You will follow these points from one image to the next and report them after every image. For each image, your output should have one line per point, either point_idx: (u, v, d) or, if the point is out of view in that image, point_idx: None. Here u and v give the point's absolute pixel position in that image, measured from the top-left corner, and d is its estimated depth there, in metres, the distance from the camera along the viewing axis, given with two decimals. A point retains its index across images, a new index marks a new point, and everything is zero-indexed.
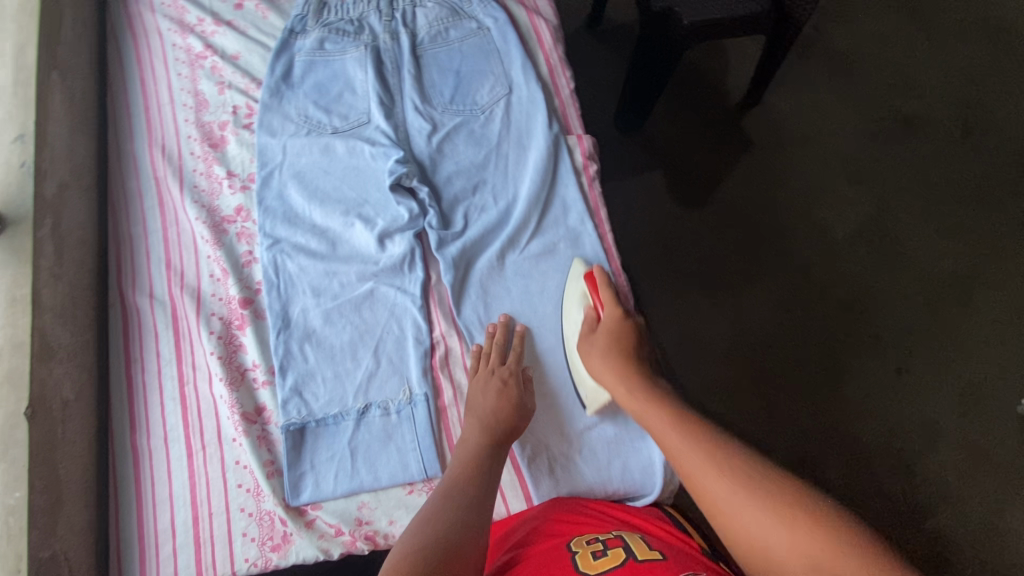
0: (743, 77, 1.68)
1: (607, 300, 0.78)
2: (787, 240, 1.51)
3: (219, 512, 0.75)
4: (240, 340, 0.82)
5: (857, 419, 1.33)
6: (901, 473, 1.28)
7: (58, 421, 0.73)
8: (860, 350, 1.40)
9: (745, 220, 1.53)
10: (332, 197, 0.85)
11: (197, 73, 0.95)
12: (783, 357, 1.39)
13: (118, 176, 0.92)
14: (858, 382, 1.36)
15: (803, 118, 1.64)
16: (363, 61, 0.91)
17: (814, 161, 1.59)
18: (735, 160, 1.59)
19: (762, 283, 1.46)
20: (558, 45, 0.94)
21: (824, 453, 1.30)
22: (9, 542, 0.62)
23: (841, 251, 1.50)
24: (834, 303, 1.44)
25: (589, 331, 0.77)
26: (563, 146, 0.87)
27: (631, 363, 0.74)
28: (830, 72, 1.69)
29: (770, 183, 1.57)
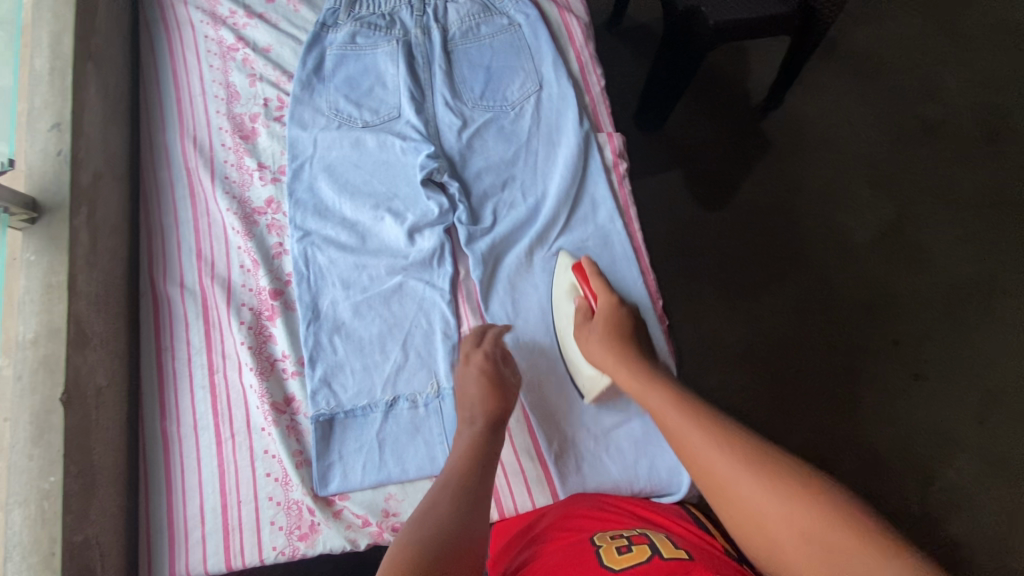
0: (764, 78, 1.66)
1: (599, 289, 0.77)
2: (806, 243, 1.50)
3: (247, 501, 0.76)
4: (270, 331, 0.83)
5: (876, 424, 1.32)
6: (917, 479, 1.27)
7: (91, 407, 0.74)
8: (878, 355, 1.39)
9: (763, 222, 1.53)
10: (362, 191, 0.86)
11: (228, 65, 0.95)
12: (801, 360, 1.38)
13: (149, 165, 0.93)
14: (876, 387, 1.36)
15: (825, 120, 1.63)
16: (395, 56, 0.91)
17: (834, 164, 1.58)
18: (754, 162, 1.59)
19: (779, 286, 1.46)
20: (589, 43, 0.94)
21: (839, 457, 1.29)
22: (44, 526, 0.65)
23: (860, 255, 1.49)
24: (852, 307, 1.43)
25: (584, 320, 0.76)
26: (593, 144, 0.87)
27: (627, 344, 0.72)
28: (853, 75, 1.68)
29: (790, 185, 1.56)
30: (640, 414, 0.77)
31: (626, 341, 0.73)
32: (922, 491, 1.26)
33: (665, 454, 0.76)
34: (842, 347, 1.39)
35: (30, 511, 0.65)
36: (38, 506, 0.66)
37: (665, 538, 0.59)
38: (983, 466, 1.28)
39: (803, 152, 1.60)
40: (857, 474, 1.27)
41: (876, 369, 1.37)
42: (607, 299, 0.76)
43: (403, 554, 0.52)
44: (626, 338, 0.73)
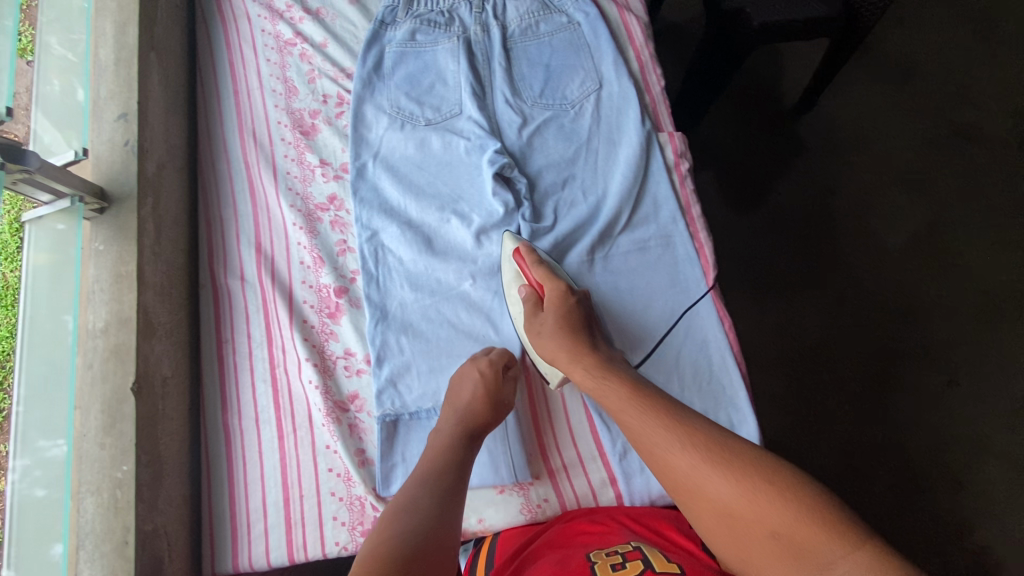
0: (798, 83, 1.65)
1: (544, 278, 0.77)
2: (838, 250, 1.49)
3: (310, 495, 0.77)
4: (332, 328, 0.83)
5: (912, 431, 1.31)
6: (948, 485, 1.26)
7: (158, 398, 0.75)
8: (910, 364, 1.38)
9: (795, 226, 1.51)
10: (427, 192, 0.88)
11: (286, 60, 0.96)
12: (834, 365, 1.38)
13: (208, 159, 0.94)
14: (908, 395, 1.34)
15: (858, 125, 1.61)
16: (456, 53, 0.91)
17: (865, 169, 1.57)
18: (787, 165, 1.57)
19: (811, 292, 1.45)
20: (648, 42, 0.93)
21: (872, 463, 1.28)
22: (117, 515, 0.66)
23: (893, 261, 1.48)
24: (884, 316, 1.42)
25: (535, 311, 0.77)
26: (655, 143, 0.87)
27: (580, 333, 0.73)
28: (886, 80, 1.66)
29: (823, 190, 1.55)
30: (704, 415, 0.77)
31: (579, 330, 0.74)
32: (951, 500, 1.25)
33: None
34: (874, 356, 1.38)
35: (103, 499, 0.66)
36: (111, 495, 0.66)
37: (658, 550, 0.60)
38: (1018, 474, 1.26)
39: (838, 158, 1.58)
40: (888, 481, 1.27)
41: (908, 376, 1.36)
42: (554, 288, 0.76)
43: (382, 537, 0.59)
44: (578, 327, 0.74)
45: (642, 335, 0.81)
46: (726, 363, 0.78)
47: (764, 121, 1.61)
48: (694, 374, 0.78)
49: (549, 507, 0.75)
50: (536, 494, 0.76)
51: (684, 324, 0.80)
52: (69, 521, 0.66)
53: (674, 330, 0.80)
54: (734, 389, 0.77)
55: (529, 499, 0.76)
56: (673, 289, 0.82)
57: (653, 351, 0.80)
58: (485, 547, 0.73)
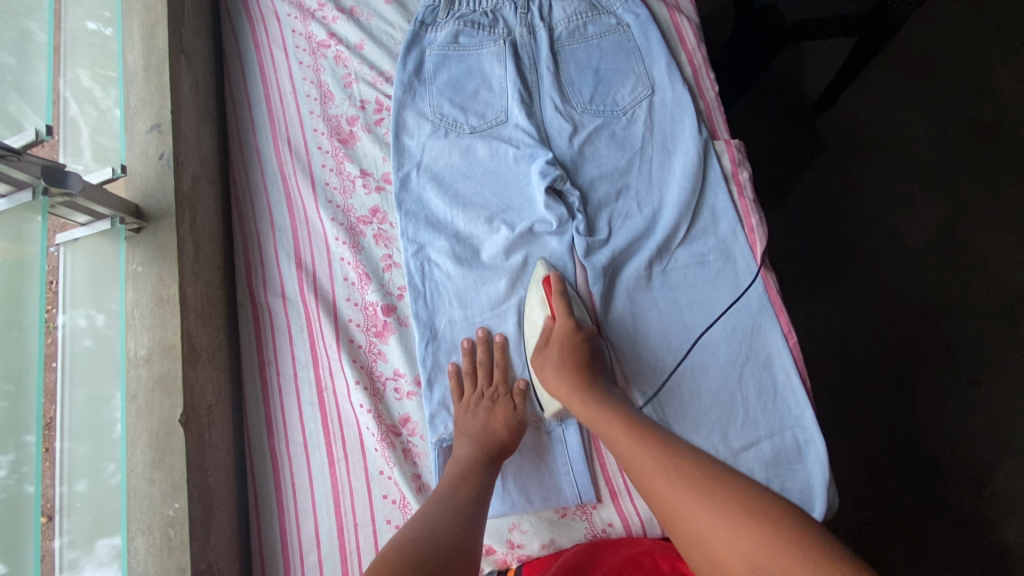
0: (823, 74, 1.41)
1: (560, 309, 0.74)
2: (851, 244, 1.28)
3: (364, 523, 0.73)
4: (380, 348, 0.80)
5: (931, 433, 1.12)
6: (969, 487, 1.08)
7: (205, 426, 0.71)
8: (933, 367, 1.17)
9: (820, 227, 1.30)
10: (474, 202, 0.84)
11: (320, 63, 0.92)
12: (846, 372, 1.19)
13: (242, 169, 0.90)
14: (928, 399, 1.14)
15: (880, 119, 1.36)
16: (502, 57, 0.87)
17: (887, 148, 1.34)
18: (806, 163, 1.35)
19: (828, 297, 1.25)
20: (701, 46, 0.90)
21: (893, 465, 1.11)
22: (171, 554, 0.63)
23: (912, 260, 1.25)
24: (903, 320, 1.21)
25: (545, 343, 0.75)
26: (712, 152, 0.83)
27: (583, 376, 0.69)
28: (911, 68, 1.40)
29: (841, 182, 1.33)
30: (772, 436, 0.73)
31: (584, 371, 0.70)
32: (972, 501, 1.08)
33: (796, 478, 0.72)
34: (890, 362, 1.18)
35: (155, 538, 0.64)
36: (163, 535, 0.64)
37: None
38: None
39: (860, 149, 1.35)
40: (906, 490, 1.10)
41: (930, 376, 1.16)
42: (564, 324, 0.73)
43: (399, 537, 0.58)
44: (584, 366, 0.71)
45: (703, 349, 0.77)
46: (792, 382, 0.74)
47: (781, 117, 1.39)
48: (759, 393, 0.75)
49: (614, 531, 0.72)
50: (600, 518, 0.73)
51: (747, 342, 0.76)
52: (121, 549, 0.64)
53: (736, 345, 0.76)
54: (801, 407, 0.73)
55: (593, 523, 0.73)
56: (735, 303, 0.77)
57: (717, 368, 0.76)
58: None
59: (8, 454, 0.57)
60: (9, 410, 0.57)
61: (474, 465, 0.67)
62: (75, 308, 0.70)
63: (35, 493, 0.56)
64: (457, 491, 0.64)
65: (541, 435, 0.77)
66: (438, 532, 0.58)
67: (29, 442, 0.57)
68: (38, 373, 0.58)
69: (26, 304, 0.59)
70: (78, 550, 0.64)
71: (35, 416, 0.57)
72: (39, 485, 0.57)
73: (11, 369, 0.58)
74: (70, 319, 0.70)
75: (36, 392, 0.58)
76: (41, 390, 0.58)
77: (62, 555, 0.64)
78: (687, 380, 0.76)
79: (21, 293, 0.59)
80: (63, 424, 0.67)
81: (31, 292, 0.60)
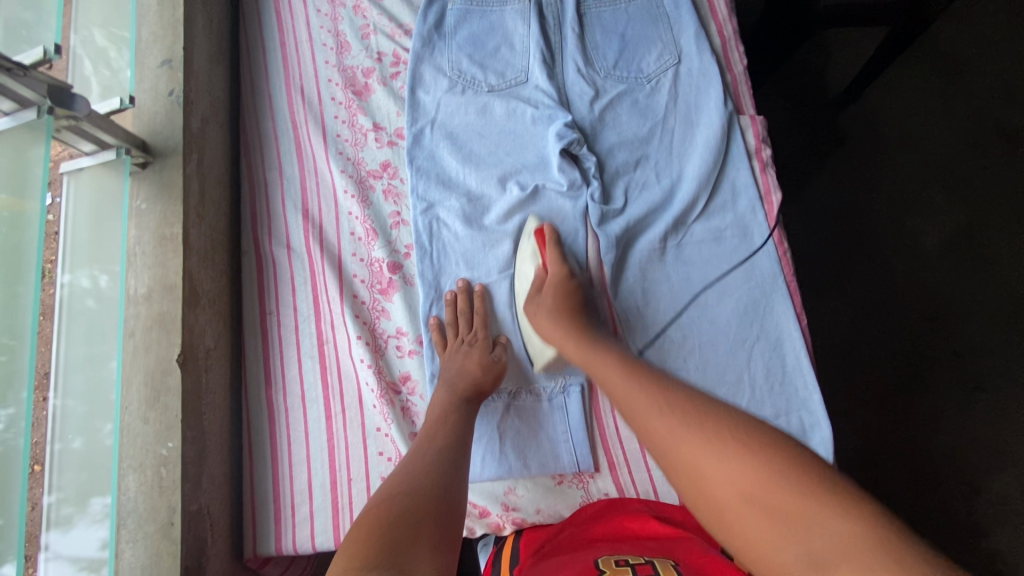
0: (852, 62, 1.35)
1: (553, 259, 0.74)
2: (868, 240, 1.24)
3: (358, 479, 0.73)
4: (384, 306, 0.79)
5: (933, 435, 1.11)
6: (965, 491, 1.07)
7: (202, 371, 0.71)
8: (941, 370, 1.14)
9: (836, 220, 1.26)
10: (487, 162, 0.82)
11: (338, 12, 0.89)
12: (851, 368, 1.17)
13: (253, 116, 0.88)
14: (933, 401, 1.12)
15: (907, 113, 1.30)
16: (526, 14, 0.84)
17: (911, 144, 1.28)
18: (829, 153, 1.31)
19: (839, 292, 1.22)
20: (732, 17, 0.87)
21: (890, 464, 1.10)
22: (162, 495, 0.63)
23: (929, 262, 1.20)
24: (915, 322, 1.17)
25: (537, 291, 0.74)
26: (736, 126, 0.81)
27: (580, 321, 0.69)
28: (946, 60, 1.32)
29: (861, 175, 1.28)
30: (776, 417, 0.72)
31: (578, 317, 0.70)
32: (967, 506, 1.06)
33: None
34: (897, 360, 1.16)
35: (146, 477, 0.64)
36: (155, 474, 0.63)
37: (671, 562, 0.54)
38: None
39: (885, 143, 1.29)
40: (902, 491, 1.09)
41: (936, 379, 1.14)
42: (559, 270, 0.73)
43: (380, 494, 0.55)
44: (581, 312, 0.70)
45: (712, 327, 0.75)
46: (801, 363, 0.72)
47: (804, 108, 1.34)
48: (766, 374, 0.73)
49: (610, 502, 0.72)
50: (596, 488, 0.73)
51: (757, 321, 0.74)
52: (112, 505, 0.63)
53: (747, 326, 0.74)
54: (809, 390, 0.72)
55: (589, 492, 0.73)
56: (749, 283, 0.75)
57: (725, 346, 0.74)
58: (507, 545, 0.70)
59: (9, 408, 0.56)
60: (5, 364, 0.57)
61: (447, 415, 0.65)
62: (75, 268, 0.67)
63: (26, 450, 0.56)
64: (436, 439, 0.62)
65: (540, 401, 0.75)
66: (419, 483, 0.55)
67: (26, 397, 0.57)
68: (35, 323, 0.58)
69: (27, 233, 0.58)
70: (70, 508, 0.62)
71: (27, 375, 0.57)
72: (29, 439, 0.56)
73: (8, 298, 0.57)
74: (71, 279, 0.67)
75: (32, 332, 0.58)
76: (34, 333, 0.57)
77: (51, 512, 0.61)
78: (694, 358, 0.75)
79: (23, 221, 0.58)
80: (57, 378, 0.64)
81: (29, 237, 0.59)
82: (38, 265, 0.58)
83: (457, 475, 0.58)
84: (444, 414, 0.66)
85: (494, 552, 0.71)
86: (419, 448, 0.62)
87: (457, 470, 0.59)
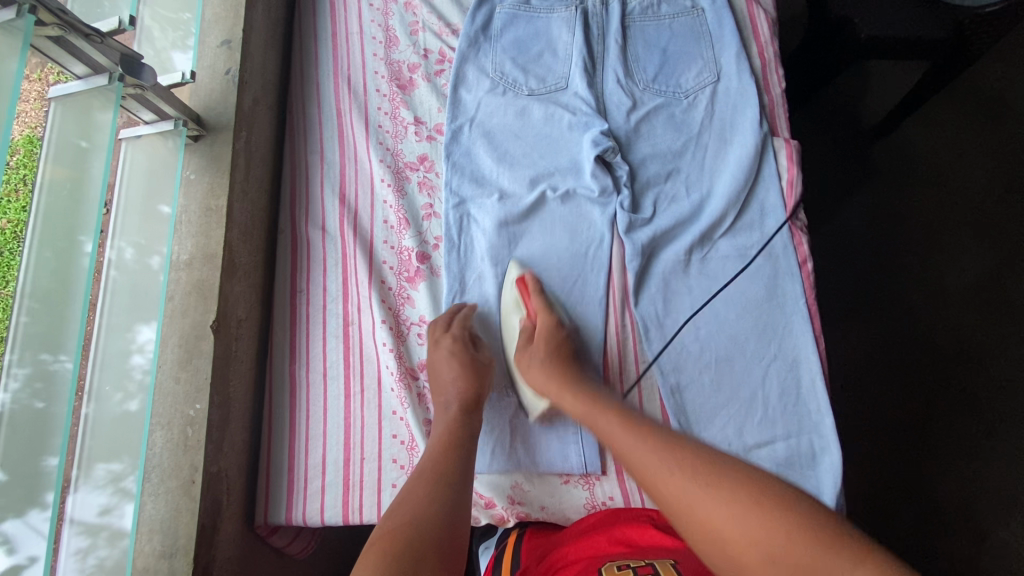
0: (890, 94, 1.35)
1: (540, 307, 0.76)
2: (890, 275, 1.23)
3: (371, 459, 0.75)
4: (408, 294, 0.81)
5: (942, 476, 1.09)
6: (967, 535, 1.06)
7: (232, 339, 0.74)
8: (954, 411, 1.13)
9: (860, 251, 1.26)
10: (521, 163, 0.84)
11: (390, 8, 0.93)
12: (863, 399, 1.16)
13: (300, 101, 0.92)
14: (944, 441, 1.11)
15: (940, 151, 1.29)
16: (571, 22, 0.87)
17: (944, 182, 1.27)
18: (859, 183, 1.30)
19: (855, 322, 1.22)
20: (774, 40, 0.88)
21: (896, 501, 1.10)
22: (186, 453, 0.66)
23: (950, 303, 1.19)
24: (932, 362, 1.16)
25: (526, 342, 0.75)
26: (770, 147, 0.82)
27: (572, 369, 0.70)
28: (988, 100, 1.31)
29: (888, 208, 1.27)
30: (786, 436, 0.72)
31: (569, 366, 0.71)
32: (972, 552, 1.05)
33: (805, 482, 0.71)
34: (912, 396, 1.15)
35: (173, 435, 0.67)
36: (182, 432, 0.67)
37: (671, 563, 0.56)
38: None
39: (915, 179, 1.28)
40: (905, 531, 1.08)
41: (949, 419, 1.12)
42: (547, 318, 0.74)
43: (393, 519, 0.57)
44: (570, 360, 0.72)
45: (730, 342, 0.76)
46: (816, 386, 0.73)
47: (835, 136, 1.34)
48: (781, 394, 0.73)
49: (614, 505, 0.73)
50: (602, 490, 0.73)
51: (776, 341, 0.75)
52: (140, 461, 0.67)
53: (765, 344, 0.75)
54: (821, 413, 0.72)
55: (594, 494, 0.73)
56: (770, 302, 0.76)
57: (741, 361, 0.75)
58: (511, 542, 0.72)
59: (26, 367, 0.59)
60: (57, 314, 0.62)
61: (455, 428, 0.67)
62: (124, 236, 0.72)
63: (67, 412, 0.61)
64: (443, 461, 0.63)
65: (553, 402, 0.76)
66: (426, 506, 0.58)
67: (70, 353, 0.62)
68: (86, 289, 0.63)
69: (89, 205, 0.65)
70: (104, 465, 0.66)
71: (77, 334, 0.62)
72: (69, 406, 0.61)
73: (61, 264, 0.63)
74: (117, 248, 0.72)
75: (83, 296, 0.63)
76: (87, 299, 0.64)
77: (82, 464, 0.65)
78: (710, 372, 0.75)
79: (85, 194, 0.65)
80: (98, 341, 0.68)
81: (88, 212, 0.65)
82: (97, 226, 0.65)
83: (459, 502, 0.60)
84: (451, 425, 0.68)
85: (495, 554, 0.73)
86: (427, 459, 0.64)
87: (460, 498, 0.60)
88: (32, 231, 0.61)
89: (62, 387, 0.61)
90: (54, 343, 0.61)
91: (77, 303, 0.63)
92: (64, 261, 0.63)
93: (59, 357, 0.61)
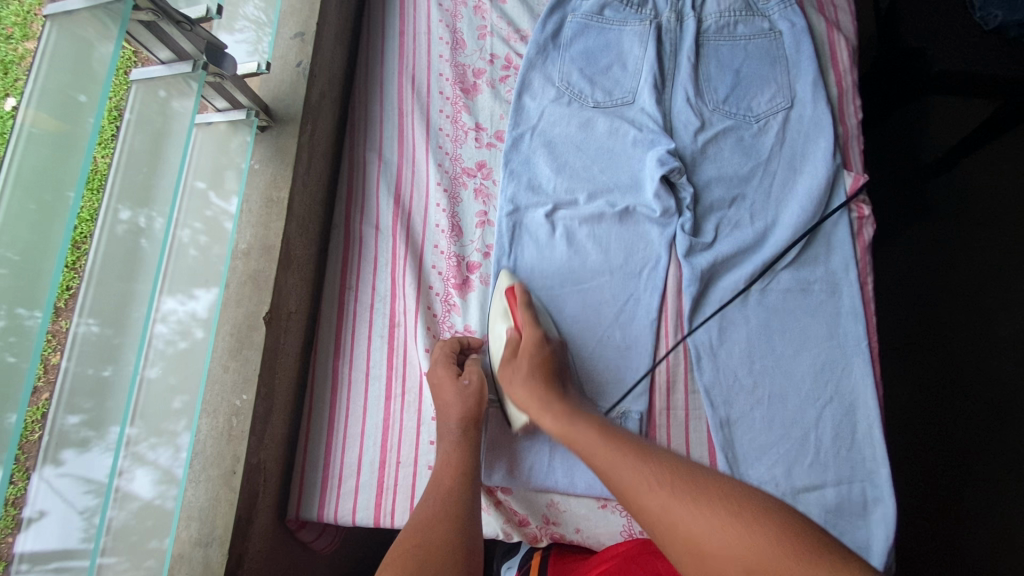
0: (951, 129, 1.29)
1: (524, 319, 0.70)
2: (945, 313, 1.16)
3: (406, 464, 0.74)
4: (456, 301, 0.80)
5: (980, 532, 1.01)
6: None
7: (282, 330, 0.75)
8: (996, 463, 1.05)
9: (914, 286, 1.19)
10: (581, 176, 0.82)
11: (459, 10, 0.92)
12: (908, 440, 1.09)
13: (362, 97, 0.92)
14: (984, 494, 1.03)
15: (1008, 191, 1.23)
16: (644, 37, 0.85)
17: (1011, 224, 1.21)
18: (919, 216, 1.23)
19: (906, 361, 1.14)
20: (854, 69, 0.85)
21: (926, 552, 1.02)
22: (231, 443, 0.67)
23: (1006, 350, 1.12)
24: (981, 412, 1.08)
25: (509, 355, 0.70)
26: (841, 180, 0.79)
27: (554, 386, 0.65)
28: None
29: (945, 246, 1.20)
30: (836, 481, 0.69)
31: (552, 382, 0.66)
32: None
33: (853, 533, 0.68)
34: (957, 442, 1.07)
35: (218, 423, 0.68)
36: (227, 421, 0.68)
37: None
38: None
39: (979, 217, 1.22)
40: None
41: (985, 472, 1.04)
42: (531, 334, 0.69)
43: (410, 540, 0.56)
44: (555, 377, 0.67)
45: (786, 380, 0.73)
46: (872, 435, 0.70)
47: (895, 165, 1.27)
48: (834, 438, 0.70)
49: None
50: None
51: (833, 382, 0.72)
52: (189, 443, 0.68)
53: (821, 385, 0.72)
54: (876, 462, 0.69)
55: (631, 522, 0.71)
56: (830, 341, 0.73)
57: (794, 400, 0.72)
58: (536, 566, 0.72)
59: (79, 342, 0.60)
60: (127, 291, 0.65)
61: (454, 456, 0.65)
62: (186, 220, 0.72)
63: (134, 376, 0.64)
64: (444, 485, 0.62)
65: None
66: (432, 531, 0.57)
67: (138, 322, 0.65)
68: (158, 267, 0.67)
69: (160, 189, 0.67)
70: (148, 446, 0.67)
71: (150, 298, 0.66)
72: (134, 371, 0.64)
73: (129, 247, 0.65)
74: (178, 232, 0.72)
75: (153, 275, 0.66)
76: (157, 275, 0.67)
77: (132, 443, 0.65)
78: (762, 408, 0.72)
79: (154, 183, 0.66)
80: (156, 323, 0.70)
81: (162, 195, 0.67)
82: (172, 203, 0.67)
83: (471, 521, 0.60)
84: (453, 455, 0.65)
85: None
86: (426, 494, 0.62)
87: (471, 521, 0.59)
88: (107, 199, 0.63)
89: (127, 355, 0.64)
90: (118, 321, 0.63)
91: (146, 277, 0.66)
92: (130, 236, 0.65)
93: (123, 336, 0.64)
